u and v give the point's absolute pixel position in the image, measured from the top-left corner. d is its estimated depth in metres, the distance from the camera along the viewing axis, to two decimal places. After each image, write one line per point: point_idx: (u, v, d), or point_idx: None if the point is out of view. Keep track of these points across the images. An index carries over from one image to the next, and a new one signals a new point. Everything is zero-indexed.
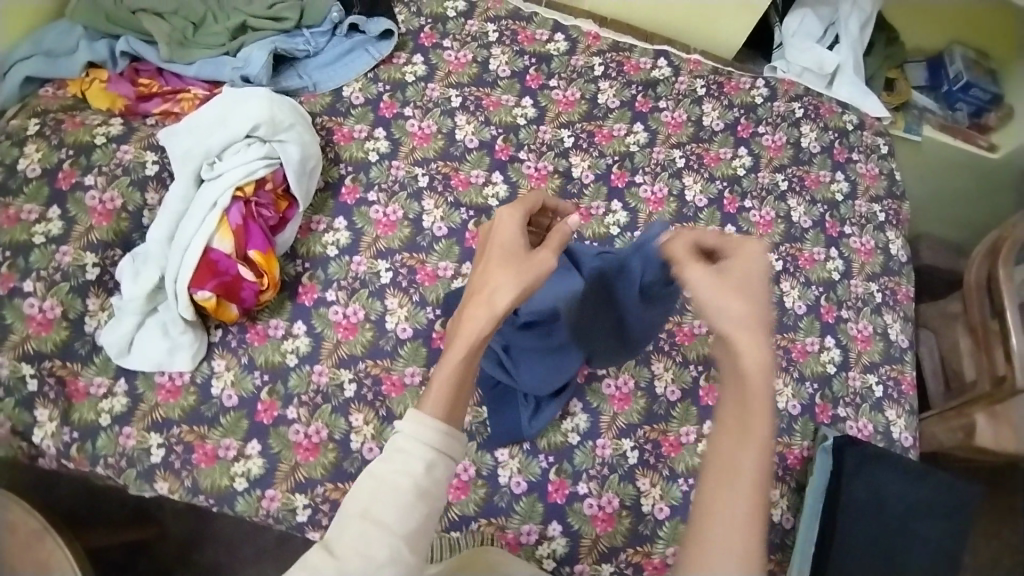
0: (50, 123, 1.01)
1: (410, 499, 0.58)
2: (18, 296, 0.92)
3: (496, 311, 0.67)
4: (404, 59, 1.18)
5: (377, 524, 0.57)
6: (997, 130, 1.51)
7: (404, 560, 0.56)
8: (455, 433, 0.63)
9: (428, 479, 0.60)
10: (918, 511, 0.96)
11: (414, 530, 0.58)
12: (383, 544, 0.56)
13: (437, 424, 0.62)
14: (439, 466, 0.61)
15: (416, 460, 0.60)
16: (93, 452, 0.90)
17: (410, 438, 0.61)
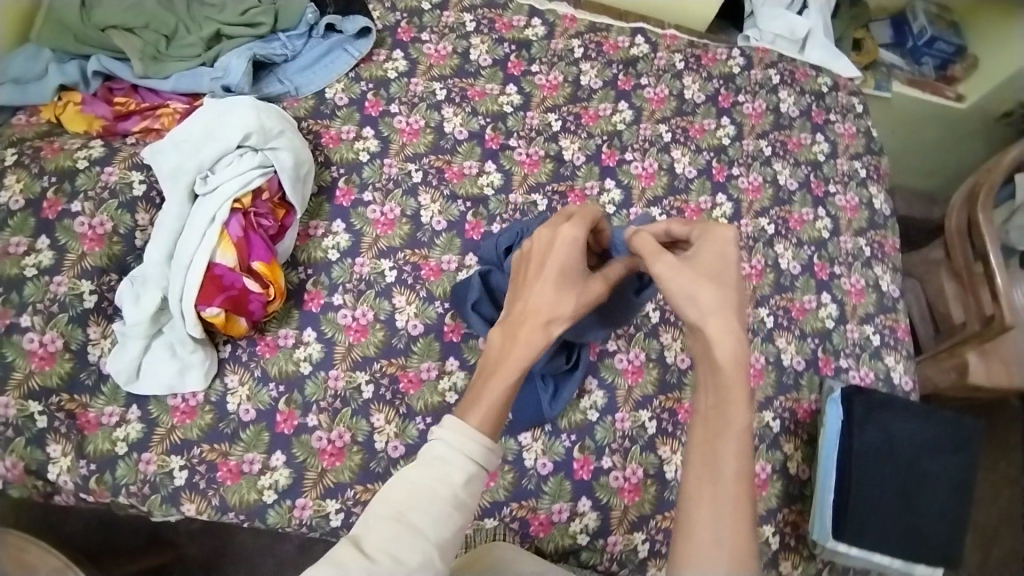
0: (28, 152, 0.98)
1: (447, 507, 0.58)
2: (16, 331, 0.89)
3: (550, 337, 0.69)
4: (384, 56, 1.18)
5: (411, 528, 0.56)
6: (962, 80, 1.56)
7: (435, 568, 0.56)
8: (495, 446, 0.62)
9: (465, 491, 0.59)
10: (927, 451, 0.99)
11: (447, 539, 0.57)
12: (418, 549, 0.55)
13: (480, 441, 0.61)
14: (476, 479, 0.61)
15: (455, 469, 0.60)
16: (113, 482, 0.89)
17: (449, 446, 0.61)
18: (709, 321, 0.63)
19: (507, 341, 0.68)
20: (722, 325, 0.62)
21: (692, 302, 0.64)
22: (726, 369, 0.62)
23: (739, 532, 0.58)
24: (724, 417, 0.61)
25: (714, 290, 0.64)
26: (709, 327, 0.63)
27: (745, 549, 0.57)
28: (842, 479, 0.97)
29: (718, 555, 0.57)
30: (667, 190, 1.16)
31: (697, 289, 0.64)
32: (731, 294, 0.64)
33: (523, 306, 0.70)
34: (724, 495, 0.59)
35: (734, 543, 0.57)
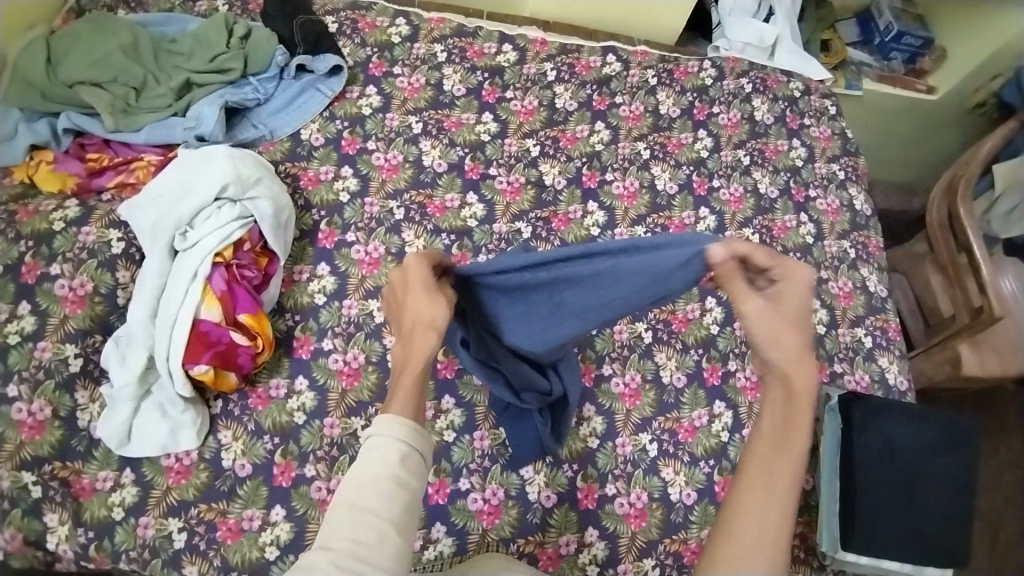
0: (2, 216, 0.96)
1: (391, 484, 0.58)
2: (3, 403, 0.86)
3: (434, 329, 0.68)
4: (357, 93, 1.18)
5: (362, 511, 0.57)
6: (933, 72, 1.59)
7: (395, 543, 0.56)
8: (422, 428, 0.64)
9: (405, 469, 0.60)
10: (929, 453, 0.99)
11: (400, 515, 0.58)
12: (373, 528, 0.56)
13: (402, 420, 0.63)
14: (413, 458, 0.62)
15: (390, 451, 0.61)
16: (113, 549, 0.86)
17: (382, 434, 0.62)
18: (781, 358, 0.66)
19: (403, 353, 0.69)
20: (799, 366, 0.66)
21: (779, 348, 0.66)
22: (797, 402, 0.66)
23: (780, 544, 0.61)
24: (784, 445, 0.66)
25: (798, 338, 0.66)
26: (787, 367, 0.66)
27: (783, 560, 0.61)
28: (847, 489, 0.97)
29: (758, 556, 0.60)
30: (650, 207, 1.16)
31: (786, 336, 0.65)
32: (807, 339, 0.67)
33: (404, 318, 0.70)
34: (770, 512, 0.62)
35: (774, 550, 0.61)
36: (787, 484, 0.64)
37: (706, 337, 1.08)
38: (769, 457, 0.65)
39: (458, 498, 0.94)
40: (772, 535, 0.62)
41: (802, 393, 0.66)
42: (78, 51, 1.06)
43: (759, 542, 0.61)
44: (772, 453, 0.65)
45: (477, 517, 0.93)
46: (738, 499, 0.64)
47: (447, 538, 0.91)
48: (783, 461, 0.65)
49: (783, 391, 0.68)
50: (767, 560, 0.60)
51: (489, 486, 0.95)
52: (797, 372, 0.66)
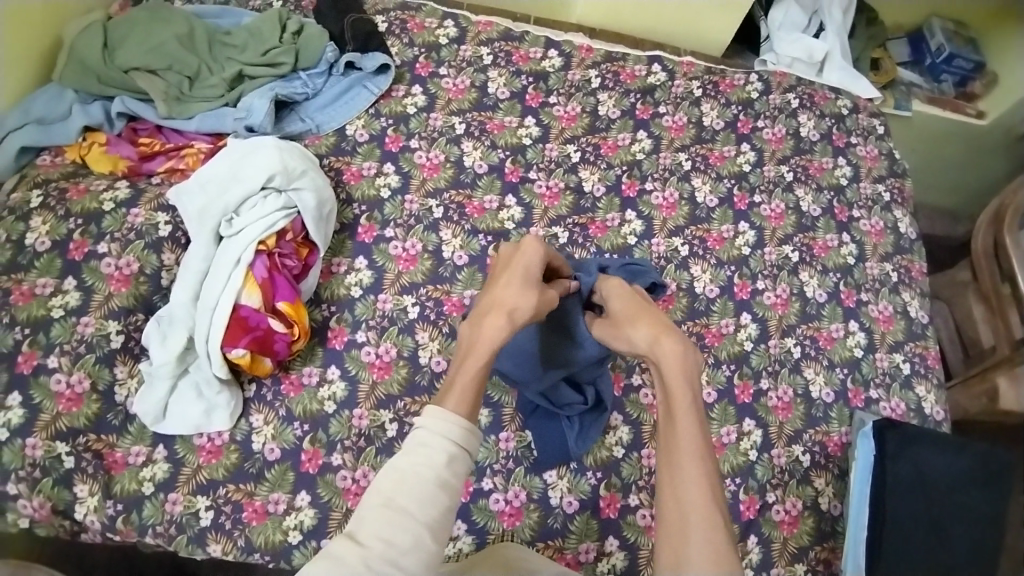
0: (54, 193, 1.00)
1: (432, 489, 0.59)
2: (43, 373, 0.89)
3: (512, 322, 0.73)
4: (403, 92, 1.19)
5: (400, 511, 0.58)
6: (983, 97, 1.54)
7: (427, 548, 0.57)
8: (475, 428, 0.64)
9: (449, 471, 0.60)
10: (968, 486, 0.95)
11: (436, 519, 0.59)
12: (407, 531, 0.57)
13: (456, 420, 0.63)
14: (459, 459, 0.62)
15: (437, 452, 0.61)
16: (140, 522, 0.89)
17: (432, 431, 0.62)
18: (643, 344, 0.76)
19: (473, 334, 0.73)
20: (657, 344, 0.74)
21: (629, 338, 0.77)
22: (670, 373, 0.72)
23: (706, 525, 0.63)
24: (671, 424, 0.69)
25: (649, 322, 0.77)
26: (648, 347, 0.75)
27: (717, 539, 0.62)
28: (876, 517, 0.96)
29: (693, 547, 0.61)
30: (688, 219, 1.15)
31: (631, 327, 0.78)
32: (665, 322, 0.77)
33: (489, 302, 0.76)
34: (686, 491, 0.65)
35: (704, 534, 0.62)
36: (691, 450, 0.67)
37: (739, 354, 1.07)
38: (667, 435, 0.69)
39: (480, 497, 0.94)
40: (698, 513, 0.64)
41: (669, 362, 0.72)
42: (135, 38, 1.09)
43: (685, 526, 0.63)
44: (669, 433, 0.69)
45: (498, 518, 0.93)
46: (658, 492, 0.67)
47: (467, 536, 0.92)
48: (676, 435, 0.68)
49: (657, 370, 0.74)
50: (701, 545, 0.62)
51: (511, 488, 0.95)
52: (655, 347, 0.74)
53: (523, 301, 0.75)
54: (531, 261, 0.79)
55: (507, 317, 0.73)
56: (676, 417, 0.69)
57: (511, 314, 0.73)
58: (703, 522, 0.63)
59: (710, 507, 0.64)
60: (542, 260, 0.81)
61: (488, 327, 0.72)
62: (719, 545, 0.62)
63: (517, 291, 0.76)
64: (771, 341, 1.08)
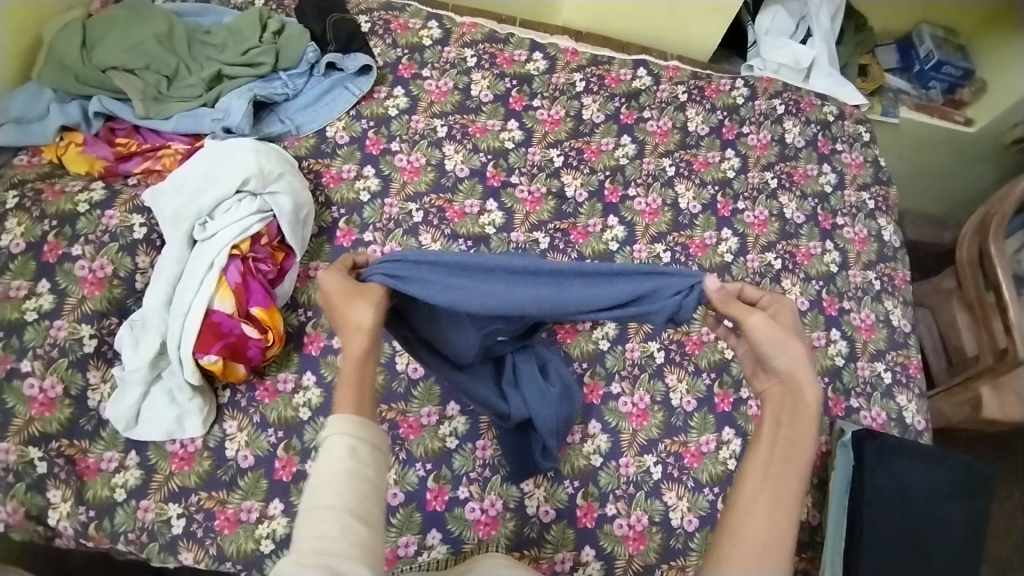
0: (29, 194, 0.98)
1: (345, 478, 0.57)
2: (17, 377, 0.88)
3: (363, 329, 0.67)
4: (385, 93, 1.18)
5: (323, 508, 0.55)
6: (971, 104, 1.54)
7: (358, 533, 0.54)
8: (372, 420, 0.63)
9: (355, 460, 0.58)
10: (943, 496, 0.95)
11: (359, 505, 0.56)
12: (333, 522, 0.54)
13: (348, 416, 0.61)
14: (365, 449, 0.60)
15: (340, 447, 0.59)
16: (112, 529, 0.87)
17: (332, 433, 0.60)
18: (786, 365, 0.68)
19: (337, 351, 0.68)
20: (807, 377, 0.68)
21: (786, 354, 0.68)
22: (806, 411, 0.66)
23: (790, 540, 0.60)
24: (795, 446, 0.65)
25: (801, 345, 0.69)
26: (800, 375, 0.68)
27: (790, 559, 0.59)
28: (854, 527, 0.94)
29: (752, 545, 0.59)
30: (671, 226, 1.14)
31: (791, 343, 0.69)
32: (797, 339, 0.70)
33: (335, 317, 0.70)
34: (769, 506, 0.61)
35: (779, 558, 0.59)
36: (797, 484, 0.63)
37: (720, 361, 1.06)
38: (784, 456, 0.64)
39: (456, 506, 0.93)
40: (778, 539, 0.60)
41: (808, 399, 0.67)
42: (113, 36, 1.07)
43: (767, 543, 0.59)
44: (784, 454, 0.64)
45: (474, 527, 0.92)
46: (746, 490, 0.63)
47: (442, 545, 0.91)
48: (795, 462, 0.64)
49: (790, 397, 0.68)
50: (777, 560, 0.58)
51: (488, 497, 0.94)
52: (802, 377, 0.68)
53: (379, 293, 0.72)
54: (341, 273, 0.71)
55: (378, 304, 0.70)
56: (799, 448, 0.64)
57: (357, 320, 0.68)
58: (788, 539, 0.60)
59: (792, 532, 0.60)
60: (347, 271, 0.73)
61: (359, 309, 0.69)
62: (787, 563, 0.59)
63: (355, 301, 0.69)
64: None
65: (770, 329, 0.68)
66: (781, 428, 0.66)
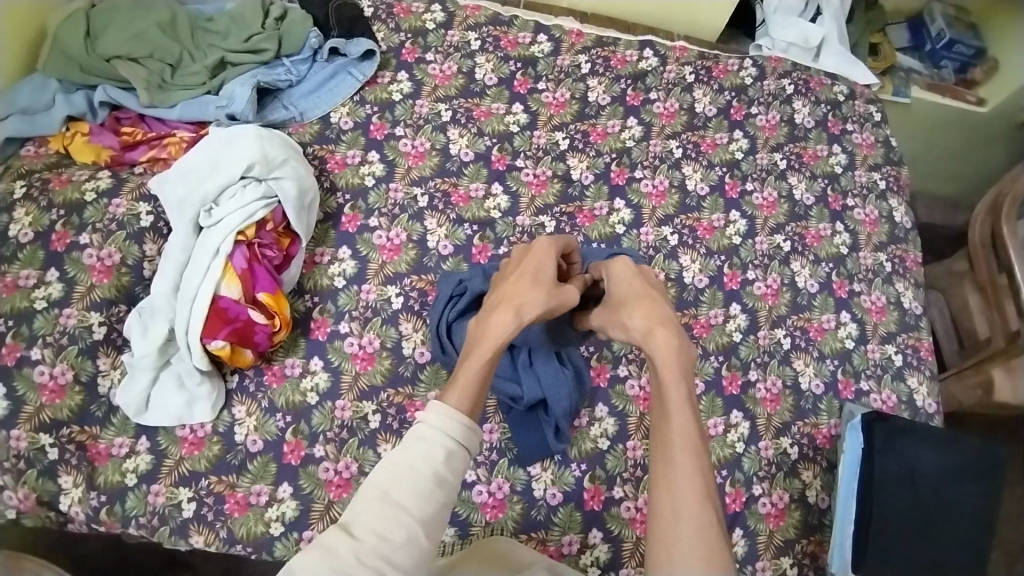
0: (37, 184, 0.98)
1: (429, 484, 0.59)
2: (27, 365, 0.89)
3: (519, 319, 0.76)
4: (389, 78, 1.18)
5: (396, 506, 0.57)
6: (983, 83, 1.50)
7: (419, 545, 0.57)
8: (477, 428, 0.65)
9: (447, 468, 0.60)
10: (952, 479, 0.94)
11: (431, 515, 0.58)
12: (401, 526, 0.56)
13: (459, 421, 0.63)
14: (457, 457, 0.62)
15: (436, 448, 0.61)
16: (123, 514, 0.88)
17: (431, 427, 0.62)
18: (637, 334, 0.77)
19: (481, 326, 0.76)
20: (655, 333, 0.76)
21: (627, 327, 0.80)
22: (665, 364, 0.72)
23: (699, 515, 0.61)
24: (668, 413, 0.68)
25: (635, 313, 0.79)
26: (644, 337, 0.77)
27: (709, 532, 0.60)
28: (863, 512, 0.93)
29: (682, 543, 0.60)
30: (678, 208, 1.13)
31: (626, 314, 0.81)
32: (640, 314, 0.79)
33: (500, 295, 0.80)
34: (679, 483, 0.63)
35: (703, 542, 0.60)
36: (684, 438, 0.66)
37: (727, 344, 1.05)
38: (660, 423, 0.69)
39: (463, 489, 0.93)
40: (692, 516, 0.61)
41: (664, 355, 0.73)
42: (116, 25, 1.07)
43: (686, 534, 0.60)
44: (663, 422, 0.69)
45: (481, 510, 0.93)
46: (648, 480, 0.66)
47: (449, 528, 0.92)
48: (667, 426, 0.68)
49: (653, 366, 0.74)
50: (693, 538, 0.60)
51: (495, 480, 0.94)
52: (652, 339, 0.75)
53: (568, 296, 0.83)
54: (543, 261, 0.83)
55: (546, 305, 0.79)
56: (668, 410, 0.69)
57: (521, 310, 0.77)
58: (696, 512, 0.61)
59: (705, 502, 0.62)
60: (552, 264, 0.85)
61: (525, 299, 0.78)
62: (709, 541, 0.60)
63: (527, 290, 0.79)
64: (761, 332, 1.07)
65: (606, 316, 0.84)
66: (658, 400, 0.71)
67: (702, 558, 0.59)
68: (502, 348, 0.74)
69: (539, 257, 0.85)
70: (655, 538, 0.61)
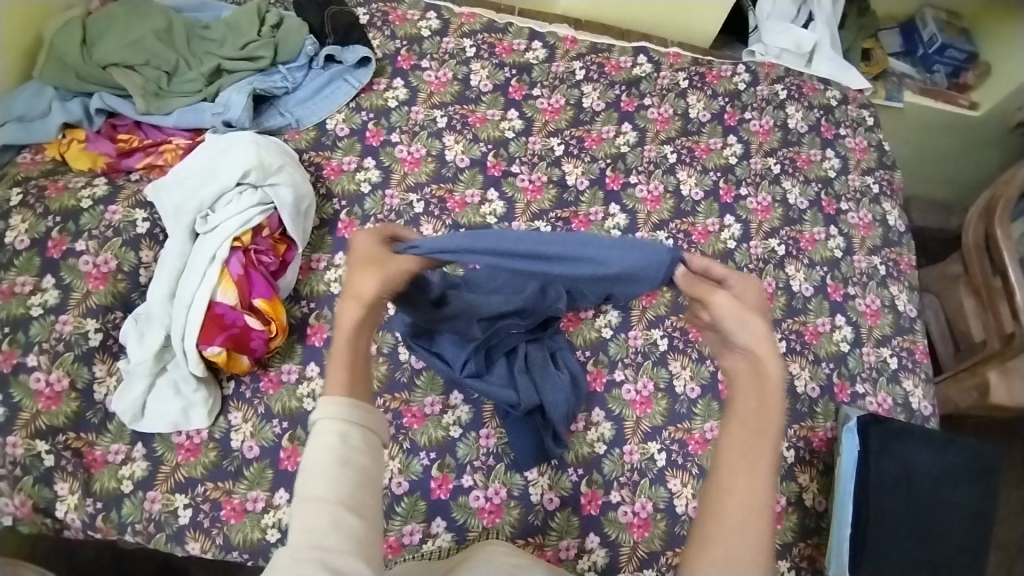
0: (33, 190, 0.98)
1: (336, 466, 0.53)
2: (23, 371, 0.88)
3: (366, 300, 0.62)
4: (385, 85, 1.18)
5: (314, 500, 0.52)
6: (975, 88, 1.52)
7: (351, 524, 0.51)
8: (365, 400, 0.58)
9: (347, 447, 0.55)
10: (947, 480, 0.94)
11: (352, 495, 0.53)
12: (326, 514, 0.51)
13: (339, 398, 0.56)
14: (355, 433, 0.56)
15: (329, 434, 0.55)
16: (119, 521, 0.88)
17: (320, 416, 0.56)
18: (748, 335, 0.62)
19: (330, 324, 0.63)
20: (777, 353, 0.61)
21: (746, 327, 0.63)
22: (768, 381, 0.61)
23: (763, 535, 0.55)
24: (758, 419, 0.59)
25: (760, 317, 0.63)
26: (763, 349, 0.61)
27: (769, 559, 0.55)
28: (860, 514, 0.93)
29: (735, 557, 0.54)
30: (673, 213, 1.14)
31: (752, 315, 0.63)
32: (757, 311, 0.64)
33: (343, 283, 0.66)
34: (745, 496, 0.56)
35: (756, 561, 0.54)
36: (768, 466, 0.57)
37: None
38: (751, 428, 0.59)
39: (460, 494, 0.93)
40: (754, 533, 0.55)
41: (776, 376, 0.61)
42: (112, 33, 1.08)
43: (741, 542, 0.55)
44: (753, 429, 0.59)
45: (478, 515, 0.93)
46: (717, 485, 0.58)
47: (446, 533, 0.91)
48: (761, 434, 0.59)
49: (756, 374, 0.62)
50: (754, 556, 0.54)
51: (492, 485, 0.94)
52: (771, 354, 0.61)
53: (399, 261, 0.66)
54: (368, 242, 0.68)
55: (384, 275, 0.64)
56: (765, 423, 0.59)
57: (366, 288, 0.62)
58: (761, 533, 0.55)
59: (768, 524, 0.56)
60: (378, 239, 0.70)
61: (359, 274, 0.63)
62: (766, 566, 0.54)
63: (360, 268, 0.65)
64: None
65: (725, 300, 0.64)
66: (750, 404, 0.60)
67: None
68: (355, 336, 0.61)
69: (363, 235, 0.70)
70: (713, 539, 0.55)
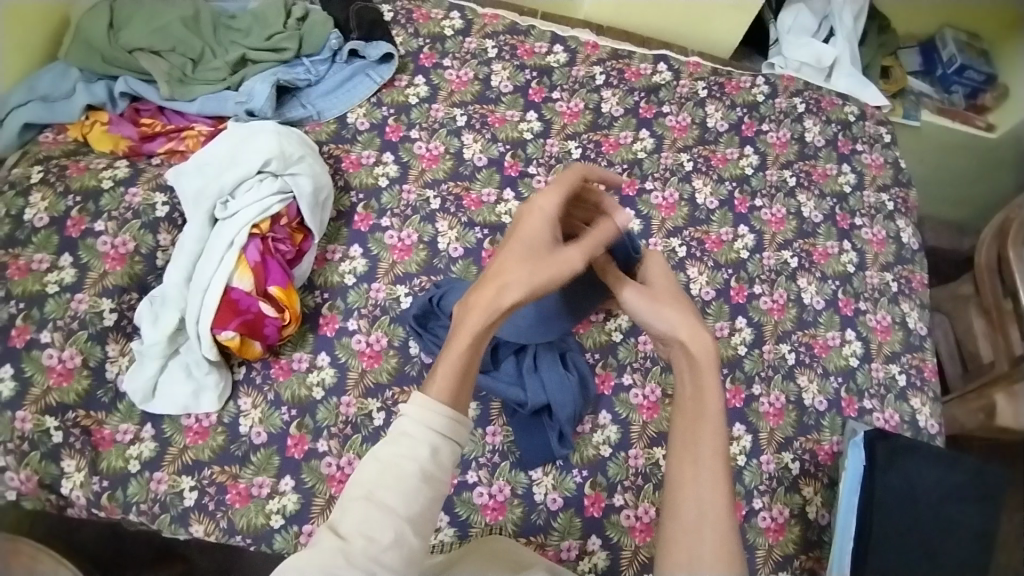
0: (54, 169, 1.00)
1: (415, 482, 0.58)
2: (36, 347, 0.89)
3: (501, 305, 0.67)
4: (406, 82, 1.20)
5: (383, 507, 0.57)
6: (992, 110, 1.53)
7: (408, 542, 0.57)
8: (462, 418, 0.64)
9: (433, 464, 0.60)
10: (953, 498, 0.94)
11: (418, 512, 0.59)
12: (389, 526, 0.57)
13: (437, 409, 0.62)
14: (444, 451, 0.61)
15: (421, 444, 0.60)
16: (124, 500, 0.88)
17: (415, 423, 0.61)
18: (673, 327, 0.73)
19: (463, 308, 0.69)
20: (691, 332, 0.72)
21: (662, 320, 0.74)
22: (701, 366, 0.70)
23: (717, 515, 0.63)
24: (698, 403, 0.69)
25: (677, 308, 0.75)
26: (680, 337, 0.72)
27: (726, 537, 0.62)
28: (863, 527, 0.93)
29: (702, 545, 0.62)
30: (687, 221, 1.14)
31: (663, 309, 0.75)
32: (677, 303, 0.75)
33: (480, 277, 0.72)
34: (693, 483, 0.65)
35: (716, 545, 0.62)
36: (710, 448, 0.67)
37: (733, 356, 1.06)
38: (690, 411, 0.69)
39: (464, 490, 0.93)
40: (711, 513, 0.63)
41: (700, 354, 0.71)
42: (139, 18, 1.09)
43: (699, 524, 0.63)
44: (695, 413, 0.69)
45: (481, 512, 0.93)
46: (669, 477, 0.67)
47: (448, 528, 0.92)
48: (699, 415, 0.69)
49: (685, 360, 0.72)
50: (712, 544, 0.62)
51: (496, 482, 0.94)
52: (691, 336, 0.72)
53: (564, 268, 0.71)
54: (541, 222, 0.74)
55: (534, 287, 0.69)
56: (703, 405, 0.69)
57: (503, 288, 0.68)
58: (715, 514, 0.63)
59: (722, 505, 0.64)
60: (550, 225, 0.75)
61: (511, 283, 0.68)
62: (728, 545, 0.62)
63: (509, 264, 0.70)
64: (765, 346, 1.07)
65: (639, 303, 0.76)
66: (688, 389, 0.71)
67: (720, 561, 0.61)
68: (480, 335, 0.66)
69: (536, 217, 0.75)
70: (673, 538, 0.63)
